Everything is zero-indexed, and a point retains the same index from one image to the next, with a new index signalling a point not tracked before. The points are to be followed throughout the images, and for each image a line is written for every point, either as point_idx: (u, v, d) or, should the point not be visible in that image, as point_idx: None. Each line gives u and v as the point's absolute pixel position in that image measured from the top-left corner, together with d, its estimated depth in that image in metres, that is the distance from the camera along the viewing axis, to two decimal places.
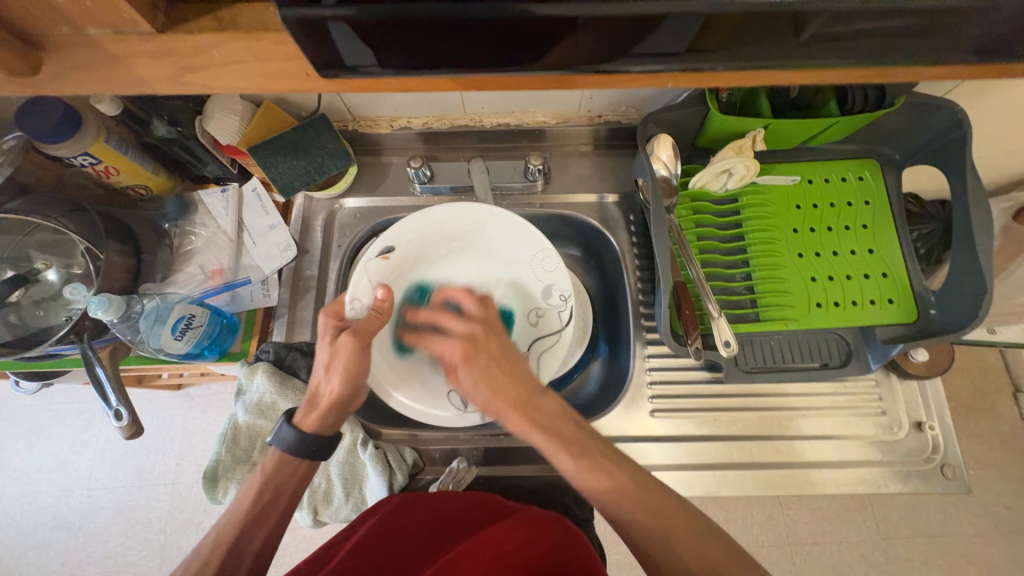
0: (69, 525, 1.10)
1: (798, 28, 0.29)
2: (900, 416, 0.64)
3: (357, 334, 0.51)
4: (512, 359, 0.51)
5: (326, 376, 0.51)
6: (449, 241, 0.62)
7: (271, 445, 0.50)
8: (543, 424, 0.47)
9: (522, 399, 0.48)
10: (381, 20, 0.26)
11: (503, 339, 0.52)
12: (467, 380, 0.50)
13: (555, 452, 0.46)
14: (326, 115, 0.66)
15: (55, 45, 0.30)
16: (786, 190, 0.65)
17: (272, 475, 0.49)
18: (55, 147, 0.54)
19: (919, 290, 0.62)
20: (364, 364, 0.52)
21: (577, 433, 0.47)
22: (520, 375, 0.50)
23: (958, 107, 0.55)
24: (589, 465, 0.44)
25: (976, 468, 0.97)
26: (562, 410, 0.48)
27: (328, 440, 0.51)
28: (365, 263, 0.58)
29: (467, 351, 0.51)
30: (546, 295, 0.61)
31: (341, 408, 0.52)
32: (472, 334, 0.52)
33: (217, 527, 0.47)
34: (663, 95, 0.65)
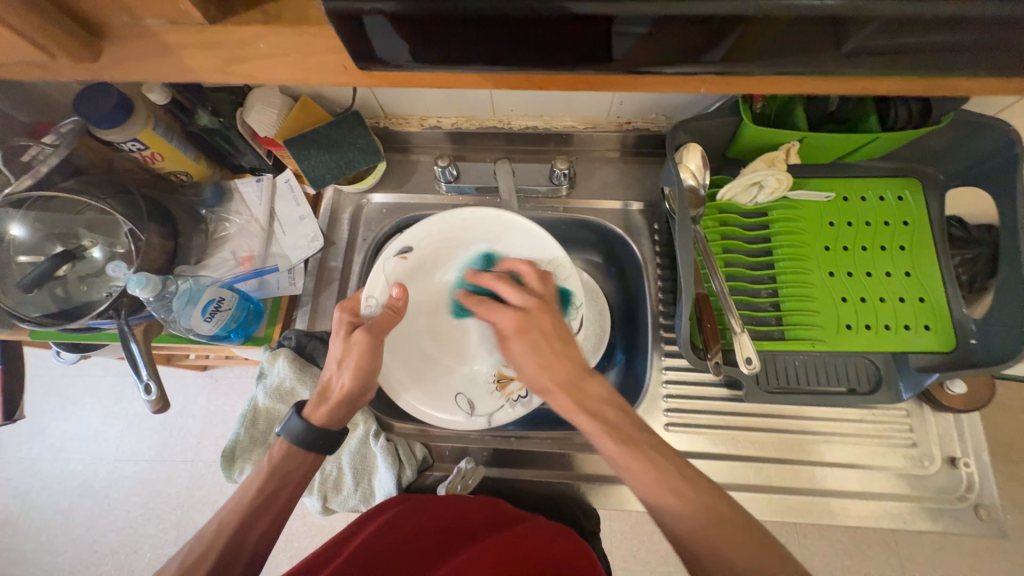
0: (95, 492, 1.15)
1: (840, 38, 0.28)
2: (931, 449, 0.60)
3: (370, 331, 0.53)
4: (567, 340, 0.53)
5: (338, 370, 0.52)
6: (466, 245, 0.63)
7: (279, 435, 0.52)
8: (588, 407, 0.50)
9: (570, 380, 0.51)
10: (419, 19, 0.27)
11: (556, 317, 0.55)
12: (518, 352, 0.54)
13: (599, 434, 0.48)
14: (359, 111, 0.68)
15: (116, 33, 0.32)
16: (819, 207, 0.63)
17: (277, 465, 0.50)
18: (108, 133, 0.57)
19: (959, 317, 0.59)
20: (374, 361, 0.53)
21: (624, 420, 0.49)
22: (570, 355, 0.52)
23: (1011, 127, 0.52)
24: (634, 451, 0.46)
25: (1015, 513, 0.90)
26: (608, 394, 0.51)
27: (335, 433, 0.52)
28: (383, 261, 0.59)
29: (520, 322, 0.54)
30: (558, 303, 0.61)
31: (351, 404, 0.53)
32: (528, 307, 0.55)
33: (222, 512, 0.48)
34: (695, 104, 0.64)
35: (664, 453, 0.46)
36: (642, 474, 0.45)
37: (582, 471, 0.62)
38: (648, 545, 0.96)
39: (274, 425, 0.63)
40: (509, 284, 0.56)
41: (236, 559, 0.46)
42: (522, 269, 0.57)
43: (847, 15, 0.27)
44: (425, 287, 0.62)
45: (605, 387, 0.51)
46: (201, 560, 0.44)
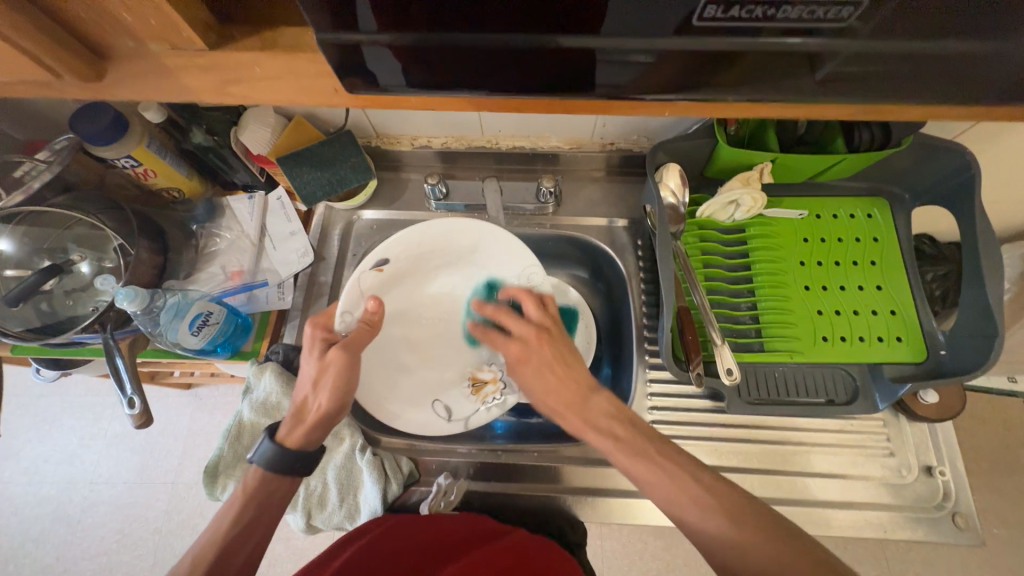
0: (69, 518, 1.11)
1: (799, 70, 0.30)
2: (909, 459, 0.62)
3: (344, 349, 0.51)
4: (569, 364, 0.53)
5: (312, 390, 0.52)
6: (442, 254, 0.63)
7: (251, 461, 0.51)
8: (596, 425, 0.50)
9: (576, 401, 0.52)
10: (407, 45, 0.29)
11: (563, 344, 0.54)
12: (529, 378, 0.54)
13: (610, 450, 0.48)
14: (351, 130, 0.70)
15: (118, 55, 0.33)
16: (793, 224, 0.66)
17: (254, 490, 0.50)
18: (102, 149, 0.58)
19: (928, 330, 0.61)
20: (348, 381, 0.52)
21: (632, 434, 0.49)
22: (576, 378, 0.52)
23: (967, 150, 0.56)
24: (638, 456, 0.47)
25: (999, 526, 0.92)
26: (614, 410, 0.51)
27: (313, 454, 0.52)
28: (359, 275, 0.58)
29: (522, 352, 0.54)
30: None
31: (326, 424, 0.53)
32: (531, 338, 0.54)
33: (198, 542, 0.48)
34: (674, 126, 0.67)
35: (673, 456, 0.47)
36: (654, 479, 0.46)
37: (569, 484, 0.62)
38: (639, 565, 0.94)
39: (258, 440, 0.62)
40: (510, 318, 0.56)
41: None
42: (523, 301, 0.57)
43: (810, 50, 0.29)
44: (403, 296, 0.62)
45: (609, 401, 0.51)
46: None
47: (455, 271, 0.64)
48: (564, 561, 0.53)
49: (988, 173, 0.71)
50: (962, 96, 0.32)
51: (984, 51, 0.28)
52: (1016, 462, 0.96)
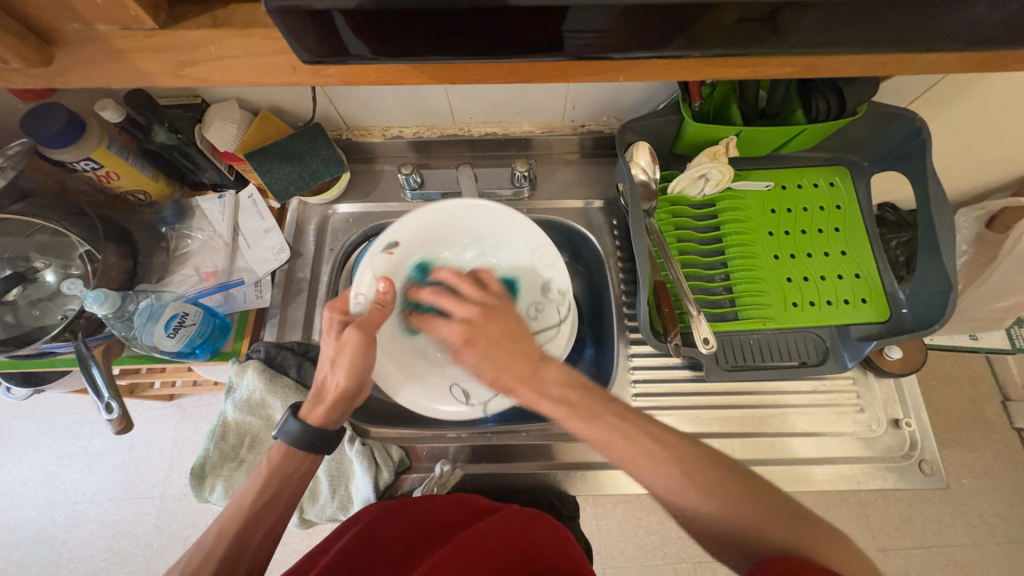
0: (53, 539, 1.08)
1: (752, 29, 0.32)
2: (878, 413, 0.65)
3: (360, 328, 0.52)
4: (515, 338, 0.52)
5: (332, 369, 0.52)
6: (455, 236, 0.63)
7: (275, 438, 0.52)
8: (550, 394, 0.48)
9: (528, 372, 0.50)
10: (362, 14, 0.29)
11: (504, 320, 0.53)
12: (473, 360, 0.52)
13: (563, 417, 0.46)
14: (320, 123, 0.69)
15: (67, 40, 0.33)
16: (761, 196, 0.68)
17: (277, 467, 0.50)
18: (58, 152, 0.56)
19: (891, 291, 0.64)
20: (367, 358, 0.53)
21: (586, 399, 0.47)
22: (522, 349, 0.51)
23: (917, 114, 0.58)
24: (603, 426, 0.45)
25: (968, 476, 0.97)
26: (566, 376, 0.49)
27: (330, 434, 0.53)
28: (370, 257, 0.59)
29: (468, 333, 0.52)
30: (547, 291, 0.63)
31: (345, 404, 0.53)
32: (473, 317, 0.53)
33: (221, 517, 0.47)
34: (642, 105, 0.69)
35: (627, 408, 0.46)
36: (610, 442, 0.44)
37: (558, 460, 0.64)
38: (634, 541, 0.97)
39: (245, 439, 0.62)
40: (455, 300, 0.55)
41: (238, 563, 0.45)
42: (462, 286, 0.57)
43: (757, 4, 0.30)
44: (415, 279, 0.62)
45: (562, 370, 0.49)
46: (205, 562, 0.44)
47: (472, 256, 0.63)
48: (553, 534, 0.54)
49: (941, 137, 0.75)
50: (904, 46, 0.33)
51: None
52: (981, 416, 1.02)
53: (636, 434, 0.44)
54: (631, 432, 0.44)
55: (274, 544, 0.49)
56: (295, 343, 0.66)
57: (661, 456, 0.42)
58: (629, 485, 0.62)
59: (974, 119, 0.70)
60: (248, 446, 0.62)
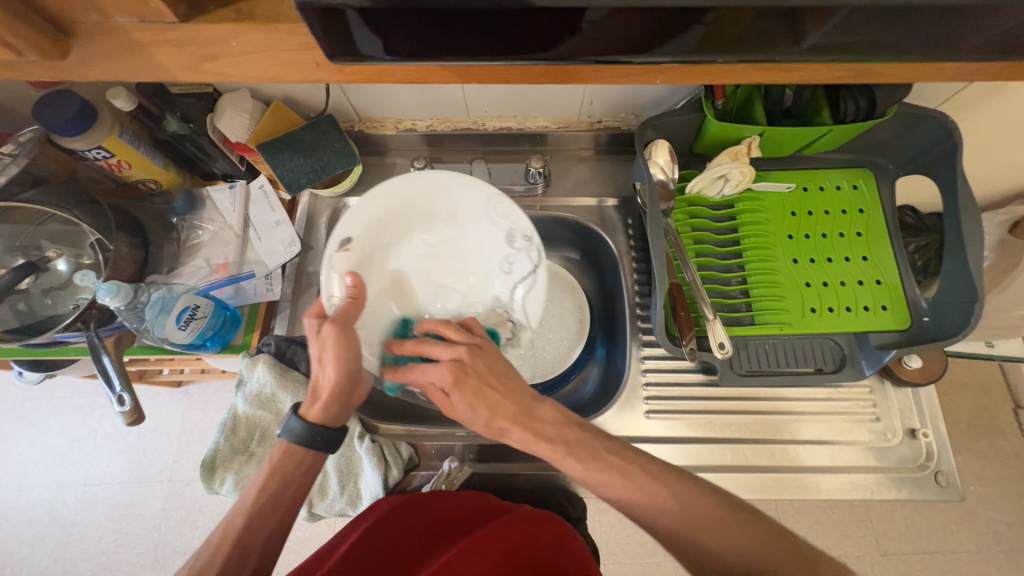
0: (64, 520, 1.10)
1: (794, 32, 0.30)
2: (893, 422, 0.64)
3: (337, 323, 0.49)
4: (504, 375, 0.49)
5: (321, 367, 0.51)
6: (410, 214, 0.60)
7: (279, 437, 0.51)
8: (547, 434, 0.48)
9: (519, 412, 0.48)
10: (388, 12, 0.28)
11: (492, 359, 0.49)
12: (461, 406, 0.48)
13: (560, 458, 0.47)
14: (333, 114, 0.68)
15: (83, 32, 0.32)
16: (781, 198, 0.67)
17: (278, 466, 0.50)
18: (71, 141, 0.56)
19: (912, 298, 0.63)
20: (353, 352, 0.50)
21: (580, 437, 0.48)
22: (513, 388, 0.48)
23: (949, 117, 0.56)
24: (603, 466, 0.47)
25: (977, 484, 0.96)
26: (560, 415, 0.49)
27: (335, 432, 0.52)
28: (330, 259, 0.55)
29: (457, 374, 0.47)
30: (512, 240, 0.60)
31: (345, 396, 0.52)
32: (460, 357, 0.48)
33: (226, 518, 0.48)
34: (661, 102, 0.67)
35: (624, 447, 0.48)
36: (611, 482, 0.46)
37: None
38: (636, 538, 0.97)
39: (256, 432, 0.62)
40: (435, 343, 0.49)
41: (244, 563, 0.46)
42: (444, 327, 0.51)
43: (791, 8, 0.28)
44: (382, 267, 0.59)
45: (556, 407, 0.49)
46: (211, 560, 0.45)
47: (427, 233, 0.61)
48: (564, 536, 0.53)
49: (970, 140, 0.72)
50: (953, 52, 0.32)
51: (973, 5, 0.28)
52: (993, 424, 1.00)
53: (634, 470, 0.46)
54: (630, 470, 0.46)
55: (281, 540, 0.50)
56: (306, 337, 0.65)
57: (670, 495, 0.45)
58: None
59: (1006, 123, 0.68)
60: (258, 439, 0.62)
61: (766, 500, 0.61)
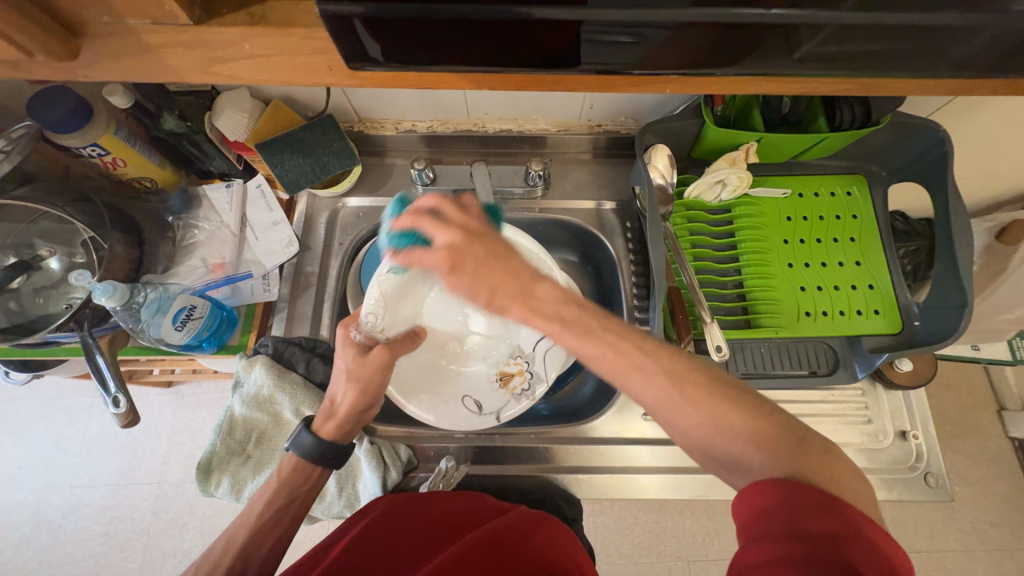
0: (50, 523, 1.08)
1: (791, 45, 0.31)
2: (885, 424, 0.65)
3: (386, 349, 0.52)
4: (506, 258, 0.43)
5: (343, 382, 0.51)
6: None
7: (287, 449, 0.52)
8: (543, 312, 0.41)
9: (522, 289, 0.42)
10: (398, 21, 0.28)
11: (489, 242, 0.44)
12: (460, 289, 0.44)
13: (556, 335, 0.41)
14: (333, 114, 0.67)
15: (94, 33, 0.31)
16: (777, 203, 0.68)
17: (286, 481, 0.51)
18: (64, 138, 0.55)
19: (904, 302, 0.64)
20: (378, 384, 0.52)
21: (580, 315, 0.41)
22: (516, 270, 0.43)
23: (941, 126, 0.58)
24: (593, 340, 0.39)
25: (961, 484, 0.98)
26: (563, 294, 0.42)
27: (344, 447, 0.53)
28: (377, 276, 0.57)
29: (452, 257, 0.43)
30: None
31: (356, 419, 0.53)
32: (457, 241, 0.43)
33: (229, 530, 0.49)
34: (661, 107, 0.68)
35: (622, 323, 0.41)
36: (601, 356, 0.39)
37: (565, 463, 0.64)
38: (631, 539, 0.98)
39: (252, 434, 0.61)
40: (434, 223, 0.44)
41: (247, 565, 0.47)
42: (444, 206, 0.46)
43: (792, 23, 0.29)
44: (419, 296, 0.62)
45: (556, 287, 0.42)
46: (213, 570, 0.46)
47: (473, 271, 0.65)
48: (563, 537, 0.53)
49: (959, 148, 0.74)
50: (951, 69, 0.33)
51: (971, 24, 0.28)
52: (976, 424, 1.03)
53: (625, 345, 0.39)
54: (621, 344, 0.39)
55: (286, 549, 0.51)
56: (304, 338, 0.65)
57: (674, 377, 0.37)
58: (634, 490, 0.62)
59: (993, 132, 0.69)
60: (254, 442, 0.62)
61: None
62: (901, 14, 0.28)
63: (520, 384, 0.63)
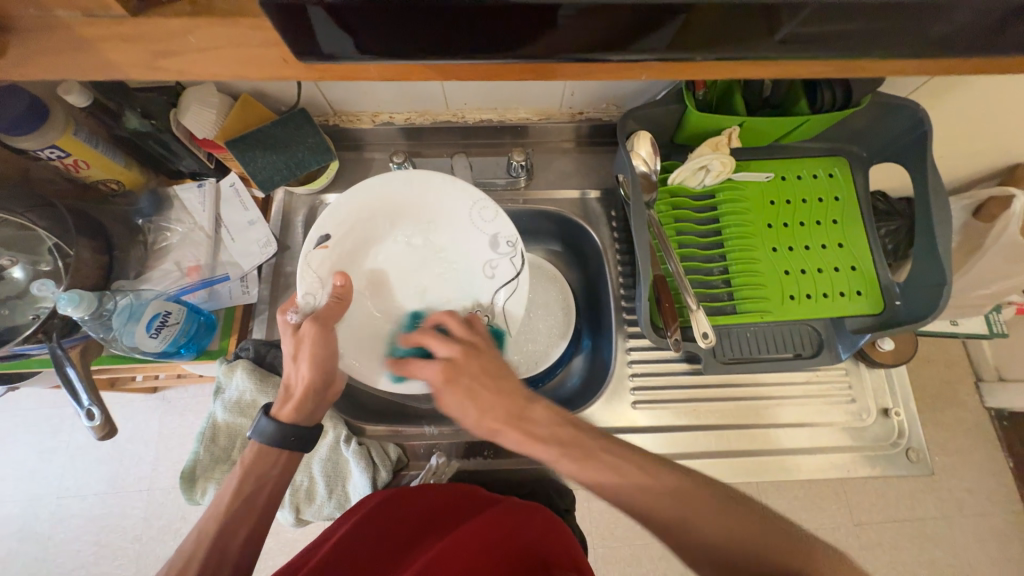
0: (38, 535, 1.06)
1: (768, 27, 0.30)
2: (868, 403, 0.66)
3: (319, 320, 0.53)
4: (496, 376, 0.51)
5: (295, 366, 0.52)
6: (389, 219, 0.62)
7: (251, 439, 0.51)
8: (541, 435, 0.48)
9: (515, 412, 0.49)
10: (357, 10, 0.27)
11: (486, 360, 0.53)
12: (453, 404, 0.51)
13: (556, 459, 0.47)
14: (305, 108, 0.65)
15: (24, 27, 0.29)
16: (760, 187, 0.68)
17: (252, 467, 0.50)
18: (21, 139, 0.52)
19: (886, 283, 0.64)
20: (329, 347, 0.53)
21: (575, 436, 0.48)
22: (505, 390, 0.51)
23: (919, 106, 0.58)
24: (595, 465, 0.45)
25: (941, 455, 1.01)
26: (554, 414, 0.49)
27: (308, 428, 0.52)
28: (308, 257, 0.56)
29: (449, 373, 0.52)
30: (495, 245, 0.62)
31: (318, 394, 0.53)
32: (455, 356, 0.53)
33: (201, 523, 0.48)
34: (642, 92, 0.66)
35: (609, 440, 0.48)
36: (603, 479, 0.45)
37: None
38: (625, 522, 0.99)
39: (236, 440, 0.60)
40: (436, 339, 0.54)
41: (221, 564, 0.45)
42: (435, 338, 0.54)
43: (764, 6, 0.29)
44: (360, 269, 0.61)
45: (549, 409, 0.50)
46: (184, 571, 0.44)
47: (410, 233, 0.63)
48: (551, 529, 0.53)
49: (937, 127, 0.74)
50: (922, 48, 0.32)
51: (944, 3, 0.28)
52: (954, 396, 1.06)
53: (625, 466, 0.45)
54: (620, 465, 0.45)
55: (259, 545, 0.49)
56: (285, 340, 0.63)
57: (698, 511, 0.42)
58: None
59: (969, 110, 0.70)
60: (239, 448, 0.61)
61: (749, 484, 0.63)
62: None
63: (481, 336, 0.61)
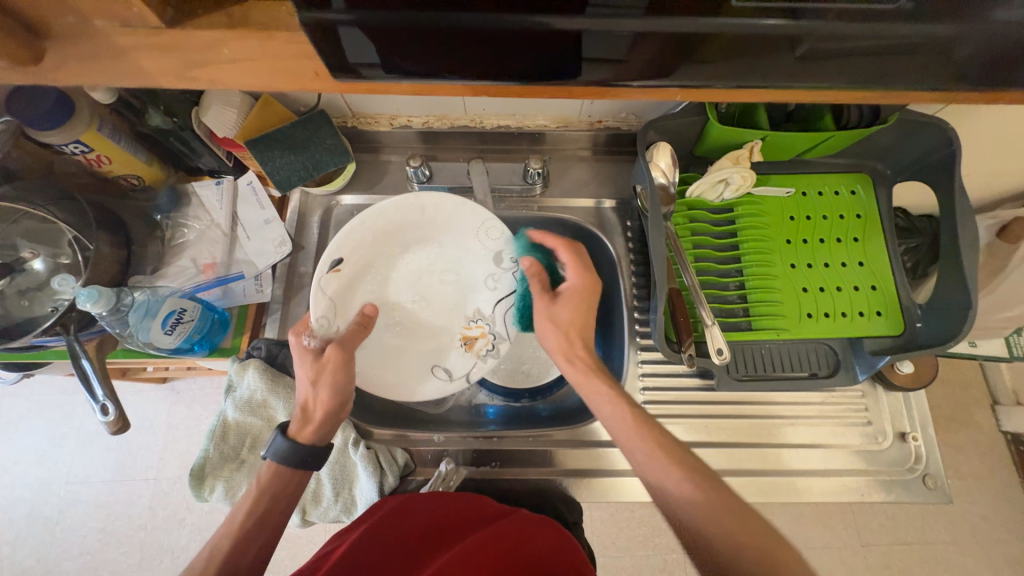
0: (46, 519, 1.08)
1: (803, 49, 0.29)
2: (884, 426, 0.65)
3: (340, 346, 0.54)
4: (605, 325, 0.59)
5: (314, 390, 0.53)
6: (403, 235, 0.61)
7: (265, 458, 0.51)
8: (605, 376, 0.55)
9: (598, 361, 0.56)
10: (393, 29, 0.27)
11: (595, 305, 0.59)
12: (569, 316, 0.58)
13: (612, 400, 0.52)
14: (325, 110, 0.65)
15: (59, 35, 0.30)
16: (780, 202, 0.66)
17: (266, 485, 0.50)
18: (46, 134, 0.52)
19: (907, 303, 0.63)
20: (348, 373, 0.54)
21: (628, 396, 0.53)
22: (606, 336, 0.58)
23: (949, 126, 0.56)
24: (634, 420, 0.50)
25: (955, 478, 0.99)
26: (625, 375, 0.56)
27: (323, 451, 0.53)
28: (319, 281, 0.56)
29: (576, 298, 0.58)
30: (500, 260, 0.63)
31: (334, 419, 0.53)
32: (585, 286, 0.59)
33: (213, 539, 0.47)
34: (663, 103, 0.66)
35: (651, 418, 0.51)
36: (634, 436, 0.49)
37: (563, 466, 0.63)
38: (627, 532, 0.98)
39: (246, 439, 0.60)
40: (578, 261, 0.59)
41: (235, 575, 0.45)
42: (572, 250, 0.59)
43: (798, 33, 0.28)
44: (370, 288, 0.61)
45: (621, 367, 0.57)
46: None
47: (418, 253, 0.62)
48: (561, 541, 0.52)
49: (964, 146, 0.73)
50: (963, 79, 0.31)
51: (973, 34, 0.27)
52: (970, 419, 1.04)
53: (657, 435, 0.49)
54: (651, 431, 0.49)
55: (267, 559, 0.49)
56: None
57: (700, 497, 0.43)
58: (634, 492, 0.62)
59: (998, 131, 0.68)
60: (249, 446, 0.61)
61: (759, 503, 0.62)
62: (911, 25, 0.27)
63: (484, 345, 0.63)
